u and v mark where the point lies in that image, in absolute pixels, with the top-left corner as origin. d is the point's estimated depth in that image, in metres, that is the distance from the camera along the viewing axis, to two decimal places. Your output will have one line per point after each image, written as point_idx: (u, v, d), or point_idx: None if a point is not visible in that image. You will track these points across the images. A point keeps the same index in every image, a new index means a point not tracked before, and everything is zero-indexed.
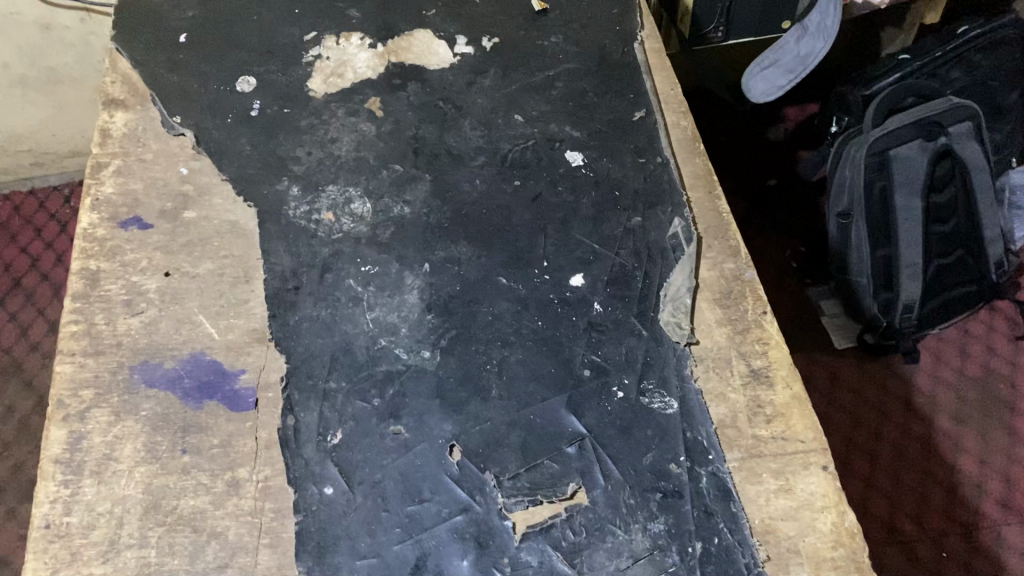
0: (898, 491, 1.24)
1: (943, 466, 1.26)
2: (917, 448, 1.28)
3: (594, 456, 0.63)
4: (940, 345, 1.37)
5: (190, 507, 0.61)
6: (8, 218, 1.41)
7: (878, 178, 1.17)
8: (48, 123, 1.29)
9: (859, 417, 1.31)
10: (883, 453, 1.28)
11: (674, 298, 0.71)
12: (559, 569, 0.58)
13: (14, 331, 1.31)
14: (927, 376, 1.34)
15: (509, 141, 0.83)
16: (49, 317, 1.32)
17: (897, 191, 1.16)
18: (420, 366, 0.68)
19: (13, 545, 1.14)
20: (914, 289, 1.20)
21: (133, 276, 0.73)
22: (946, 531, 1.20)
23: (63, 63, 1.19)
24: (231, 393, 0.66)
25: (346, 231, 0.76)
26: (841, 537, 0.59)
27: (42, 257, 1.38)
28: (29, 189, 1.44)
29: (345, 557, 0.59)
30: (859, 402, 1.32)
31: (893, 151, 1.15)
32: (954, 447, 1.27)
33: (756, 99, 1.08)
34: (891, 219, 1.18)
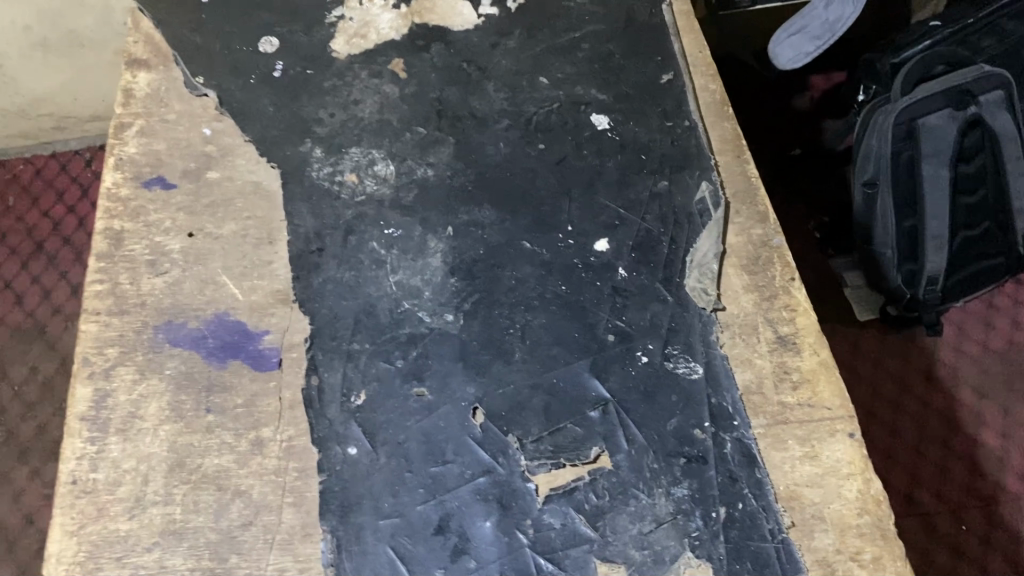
0: (919, 465, 1.23)
1: (965, 439, 1.25)
2: (938, 421, 1.27)
3: (617, 421, 0.63)
4: (963, 318, 1.35)
5: (215, 465, 0.61)
6: (31, 181, 1.41)
7: (904, 148, 1.14)
8: (69, 86, 1.29)
9: (879, 389, 1.30)
10: (904, 426, 1.27)
11: (700, 263, 0.70)
12: (581, 532, 0.58)
13: (39, 295, 1.32)
14: (950, 348, 1.33)
15: (534, 104, 0.82)
16: (72, 281, 1.33)
17: (925, 160, 1.14)
18: (443, 329, 0.68)
19: (39, 503, 1.16)
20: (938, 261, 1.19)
21: (157, 236, 0.73)
22: (966, 505, 1.20)
23: (84, 26, 1.18)
24: (256, 353, 0.66)
25: (369, 193, 0.76)
26: (867, 505, 0.59)
27: (64, 220, 1.38)
28: (50, 153, 1.44)
29: (368, 517, 0.59)
30: (880, 375, 1.31)
31: (921, 121, 1.12)
32: (975, 420, 1.27)
33: (782, 67, 1.05)
34: (918, 190, 1.15)
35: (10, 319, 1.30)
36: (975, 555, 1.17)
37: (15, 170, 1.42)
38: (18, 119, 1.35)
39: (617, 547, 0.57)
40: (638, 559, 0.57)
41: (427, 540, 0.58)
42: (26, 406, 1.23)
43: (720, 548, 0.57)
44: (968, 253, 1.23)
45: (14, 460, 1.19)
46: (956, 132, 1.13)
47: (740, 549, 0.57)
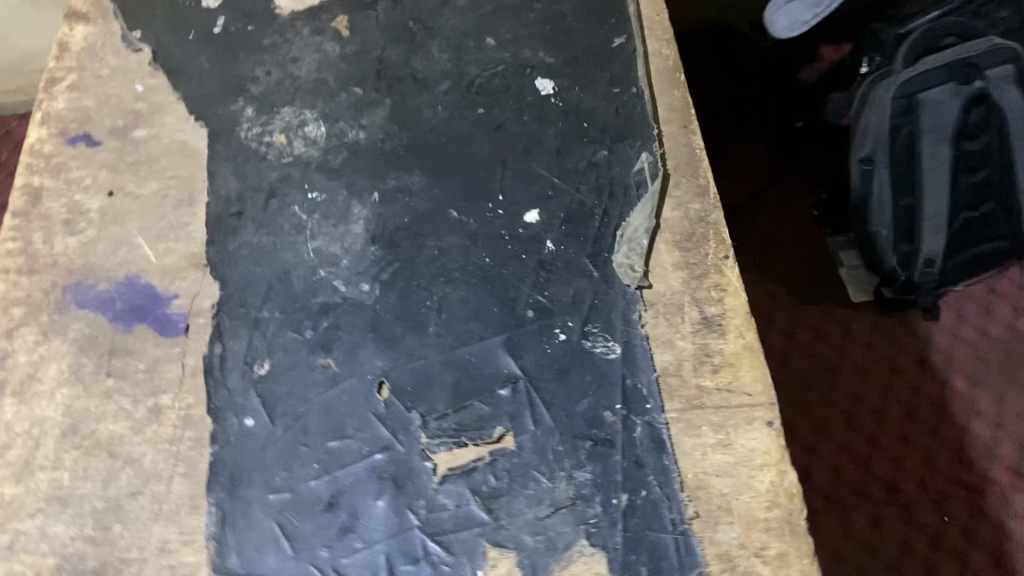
0: (903, 453, 1.09)
1: (954, 428, 1.11)
2: (927, 406, 1.12)
3: (526, 400, 0.60)
4: (963, 302, 1.20)
5: (109, 432, 0.60)
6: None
7: (904, 123, 1.02)
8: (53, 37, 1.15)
9: (866, 370, 1.15)
10: (891, 411, 1.12)
11: (631, 238, 0.66)
12: (475, 515, 0.56)
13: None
14: (948, 333, 1.17)
15: (477, 66, 0.78)
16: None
17: (925, 137, 1.02)
18: (357, 299, 0.65)
19: None
20: (937, 242, 1.07)
21: (76, 194, 0.71)
22: (949, 495, 1.07)
23: None
24: (162, 317, 0.64)
25: (296, 155, 0.73)
26: (778, 498, 0.56)
27: None
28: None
29: (257, 491, 0.57)
30: (869, 359, 1.16)
31: (923, 94, 1.00)
32: (966, 408, 1.12)
33: (778, 36, 1.00)
34: (916, 169, 1.04)
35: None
36: (955, 552, 1.03)
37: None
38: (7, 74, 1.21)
39: (510, 532, 0.55)
40: (531, 545, 0.55)
41: (316, 517, 0.56)
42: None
43: (617, 537, 0.55)
44: (969, 235, 1.10)
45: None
46: (959, 108, 1.01)
47: (637, 539, 0.54)
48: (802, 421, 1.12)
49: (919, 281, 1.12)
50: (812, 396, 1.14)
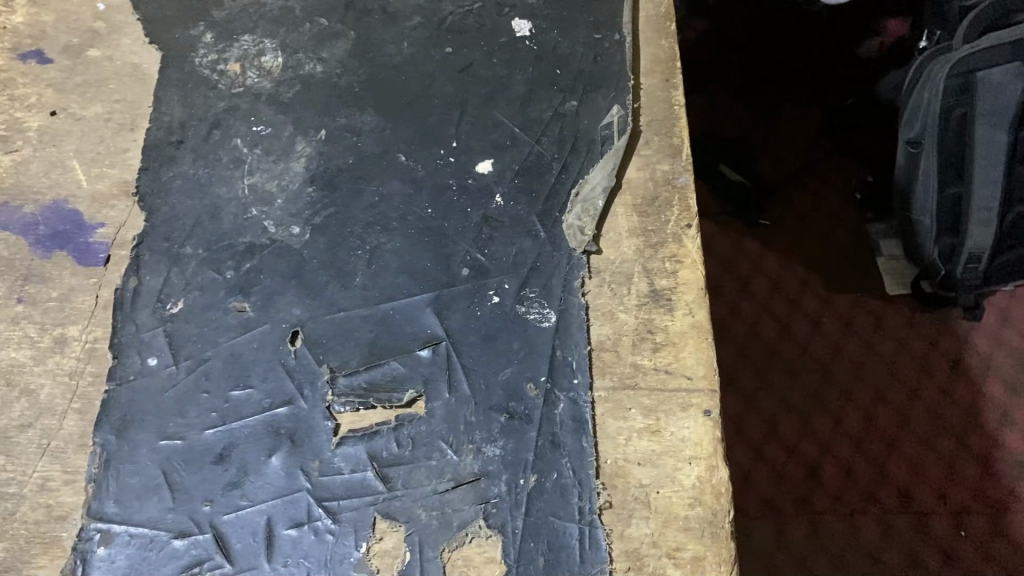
0: (924, 459, 0.97)
1: (984, 437, 0.99)
2: (957, 412, 1.00)
3: (444, 364, 0.55)
4: (1010, 305, 1.06)
5: (9, 359, 0.57)
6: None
7: (957, 105, 0.86)
8: None
9: (893, 370, 1.03)
10: (916, 413, 1.00)
11: (586, 198, 0.60)
12: (369, 483, 0.51)
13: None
14: (988, 338, 1.05)
15: (453, 2, 0.72)
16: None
17: (980, 121, 0.86)
18: (285, 242, 0.61)
19: None
20: (984, 237, 0.92)
21: (18, 112, 0.68)
22: (969, 509, 0.95)
23: None
24: (83, 246, 0.61)
25: (248, 86, 0.69)
26: (703, 495, 0.50)
27: None
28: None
29: (147, 435, 0.53)
30: (898, 357, 1.03)
31: (981, 75, 0.84)
32: (1001, 418, 1.00)
33: None
34: (967, 157, 0.89)
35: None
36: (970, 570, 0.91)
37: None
38: None
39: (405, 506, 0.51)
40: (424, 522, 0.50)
41: (204, 468, 0.52)
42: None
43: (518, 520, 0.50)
44: None
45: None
46: None
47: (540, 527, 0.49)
48: (817, 415, 1.00)
49: (960, 278, 0.98)
50: (831, 390, 1.01)
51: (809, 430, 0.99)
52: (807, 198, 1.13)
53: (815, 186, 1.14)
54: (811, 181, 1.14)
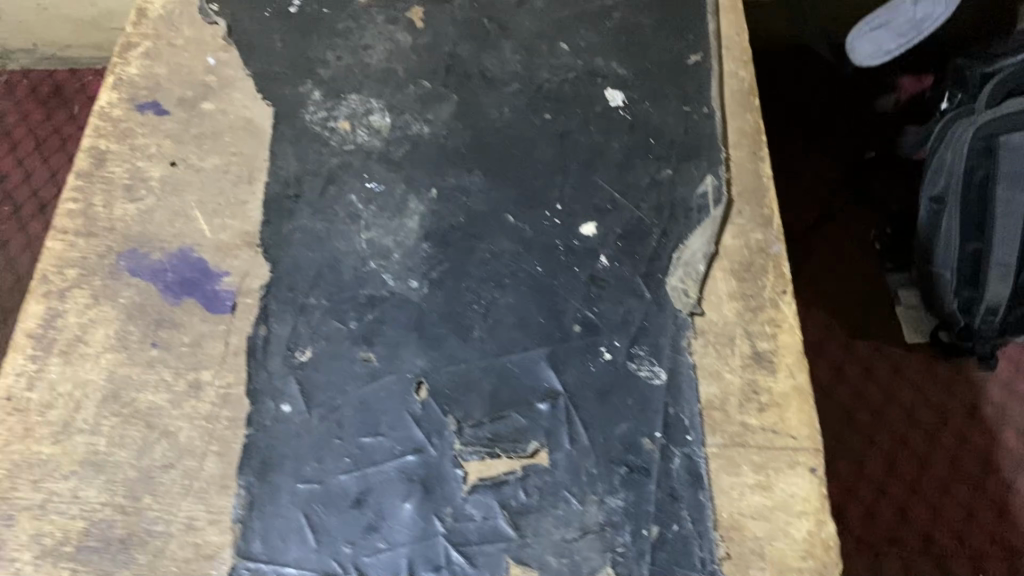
0: (942, 503, 1.02)
1: (1000, 484, 1.03)
2: (974, 458, 1.05)
3: (564, 417, 0.59)
4: None
5: (148, 402, 0.60)
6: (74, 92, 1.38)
7: (980, 165, 0.92)
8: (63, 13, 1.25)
9: (912, 416, 1.07)
10: (934, 458, 1.04)
11: (687, 262, 0.64)
12: (501, 529, 0.55)
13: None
14: (1004, 387, 1.09)
15: (549, 70, 0.77)
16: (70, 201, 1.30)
17: (1002, 182, 0.92)
18: (405, 295, 0.65)
19: None
20: (1002, 292, 0.98)
21: (139, 161, 0.71)
22: (986, 553, 0.99)
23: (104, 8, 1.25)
24: (210, 293, 0.64)
25: (359, 144, 0.73)
26: (813, 548, 0.54)
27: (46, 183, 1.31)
28: (71, 69, 1.40)
29: (287, 478, 0.57)
30: (918, 403, 1.08)
31: (1003, 138, 0.90)
32: (1016, 465, 1.04)
33: (858, 62, 0.97)
34: (989, 214, 0.95)
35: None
36: None
37: (9, 77, 1.39)
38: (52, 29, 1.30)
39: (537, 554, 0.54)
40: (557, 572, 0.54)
41: (343, 511, 0.56)
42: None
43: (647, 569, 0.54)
44: None
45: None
46: None
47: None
48: (840, 458, 1.05)
49: (977, 329, 1.04)
50: (853, 434, 1.06)
51: (833, 472, 1.04)
52: (829, 248, 1.19)
53: (837, 236, 1.19)
54: (833, 231, 1.20)
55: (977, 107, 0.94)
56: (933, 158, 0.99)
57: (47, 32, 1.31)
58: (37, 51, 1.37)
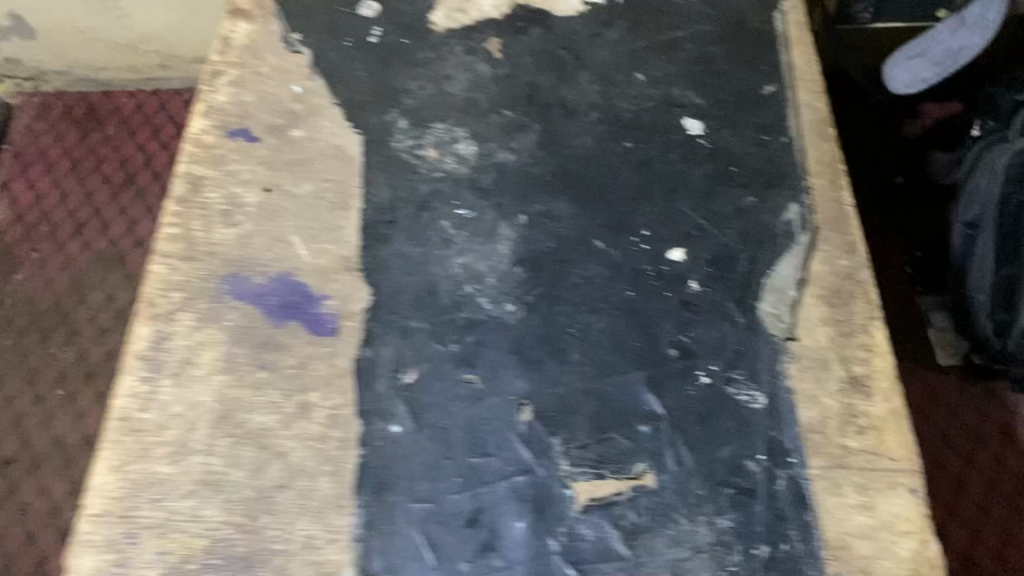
0: (982, 525, 1.03)
1: None
2: (1011, 480, 1.06)
3: (668, 440, 0.60)
4: None
5: (259, 423, 0.61)
6: (107, 114, 1.47)
7: (1013, 193, 0.99)
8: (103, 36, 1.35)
9: (948, 440, 1.09)
10: (972, 480, 1.06)
11: (778, 288, 0.66)
12: (615, 549, 0.57)
13: (40, 213, 1.37)
14: None
15: (626, 100, 0.78)
16: (105, 218, 1.37)
17: None
18: (501, 318, 0.66)
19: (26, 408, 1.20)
20: None
21: (235, 187, 0.73)
22: None
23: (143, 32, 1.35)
24: (314, 316, 0.66)
25: (447, 171, 0.75)
26: (920, 567, 0.56)
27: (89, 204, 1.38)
28: (104, 92, 1.49)
29: (402, 497, 0.58)
30: (953, 427, 1.09)
31: None
32: None
33: (894, 90, 1.02)
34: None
35: (17, 253, 1.33)
36: None
37: (43, 98, 1.48)
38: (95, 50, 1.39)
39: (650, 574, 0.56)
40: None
41: (458, 531, 0.57)
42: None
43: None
44: None
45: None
46: None
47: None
48: None
49: (1013, 353, 1.03)
50: None
51: None
52: None
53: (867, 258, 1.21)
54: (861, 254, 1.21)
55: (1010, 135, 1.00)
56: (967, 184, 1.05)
57: (83, 54, 1.41)
58: (72, 74, 1.46)
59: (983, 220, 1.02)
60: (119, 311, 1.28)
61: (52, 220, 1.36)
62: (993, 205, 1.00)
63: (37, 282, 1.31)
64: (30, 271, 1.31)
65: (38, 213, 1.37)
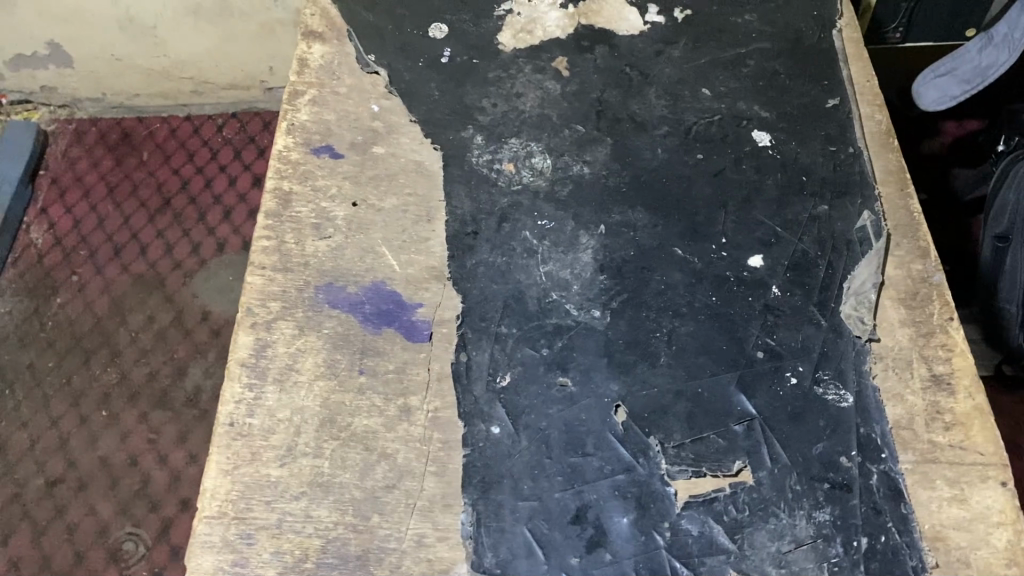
0: None
1: None
2: None
3: (762, 438, 0.62)
4: None
5: (363, 426, 0.63)
6: (141, 139, 1.48)
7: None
8: (137, 58, 1.37)
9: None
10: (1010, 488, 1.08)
11: (857, 291, 0.69)
12: (719, 542, 0.59)
13: (78, 237, 1.38)
14: None
15: (694, 114, 0.81)
16: (143, 240, 1.38)
17: None
18: (589, 324, 0.69)
19: (74, 429, 1.21)
20: None
21: (323, 202, 0.75)
22: None
23: (177, 55, 1.37)
24: (409, 323, 0.68)
25: (525, 184, 0.77)
26: (1015, 557, 0.58)
27: (135, 224, 1.39)
28: (138, 117, 1.51)
29: (508, 496, 0.60)
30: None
31: None
32: None
33: (923, 107, 1.00)
34: None
35: (56, 277, 1.34)
36: None
37: (79, 124, 1.50)
38: (131, 74, 1.41)
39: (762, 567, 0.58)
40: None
41: (565, 527, 0.59)
42: (33, 379, 1.25)
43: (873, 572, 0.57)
44: None
45: (32, 470, 1.18)
46: None
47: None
48: None
49: None
50: None
51: None
52: None
53: None
54: None
55: None
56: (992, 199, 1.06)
57: (116, 81, 1.43)
58: (106, 100, 1.48)
59: (1014, 232, 1.03)
60: (160, 332, 1.29)
61: (90, 244, 1.37)
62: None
63: (78, 304, 1.32)
64: (71, 294, 1.33)
65: (76, 237, 1.38)
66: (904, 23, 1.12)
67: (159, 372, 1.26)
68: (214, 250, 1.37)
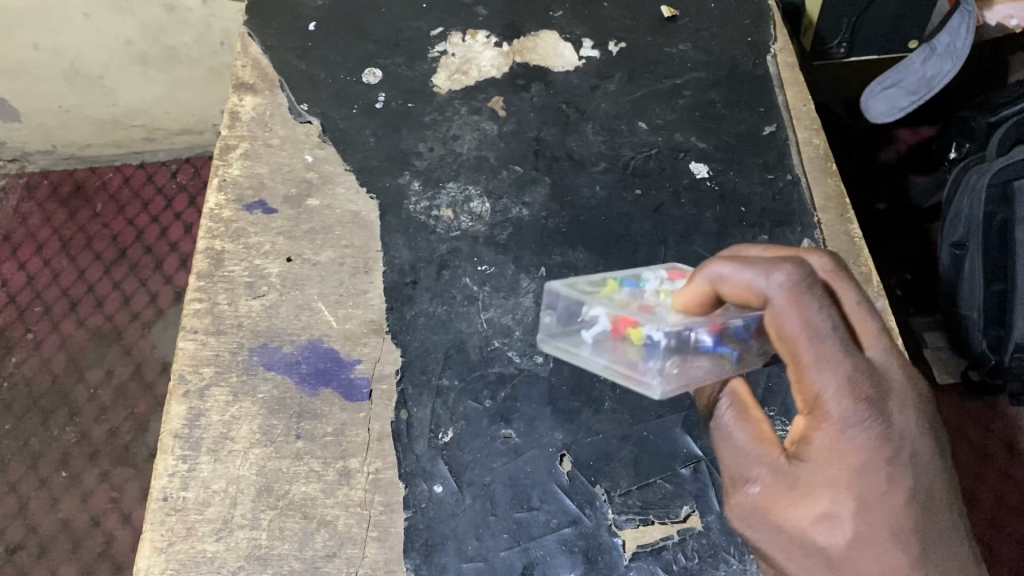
0: None
1: None
2: None
3: (709, 481, 0.62)
4: None
5: (302, 493, 0.62)
6: (95, 190, 1.43)
7: (998, 211, 0.95)
8: (86, 108, 1.32)
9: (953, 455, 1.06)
10: (1013, 496, 1.05)
11: None
12: None
13: (31, 293, 1.34)
14: None
15: (631, 148, 0.80)
16: (98, 293, 1.34)
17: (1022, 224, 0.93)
18: (533, 371, 0.67)
19: (32, 491, 1.18)
20: None
21: (256, 259, 0.74)
22: None
23: (126, 102, 1.32)
24: (347, 382, 0.67)
25: (464, 230, 0.75)
26: None
27: (92, 278, 1.35)
28: (90, 168, 1.45)
29: (452, 558, 0.60)
30: (959, 445, 1.06)
31: (1018, 183, 0.93)
32: None
33: (873, 120, 1.01)
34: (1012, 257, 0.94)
35: (11, 335, 1.31)
36: None
37: (29, 178, 1.44)
38: (82, 124, 1.36)
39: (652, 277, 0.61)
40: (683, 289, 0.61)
41: None
42: None
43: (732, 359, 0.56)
44: None
45: None
46: None
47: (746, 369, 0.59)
48: None
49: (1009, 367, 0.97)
50: None
51: None
52: None
53: None
54: None
55: (987, 155, 0.99)
56: (949, 208, 1.03)
57: (67, 134, 1.38)
58: (56, 152, 1.42)
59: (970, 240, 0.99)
60: (119, 386, 1.26)
61: (44, 300, 1.33)
62: (979, 226, 0.97)
63: (33, 363, 1.28)
64: (26, 353, 1.29)
65: (29, 293, 1.34)
66: (847, 39, 1.09)
67: (120, 429, 1.23)
68: (172, 299, 1.33)
